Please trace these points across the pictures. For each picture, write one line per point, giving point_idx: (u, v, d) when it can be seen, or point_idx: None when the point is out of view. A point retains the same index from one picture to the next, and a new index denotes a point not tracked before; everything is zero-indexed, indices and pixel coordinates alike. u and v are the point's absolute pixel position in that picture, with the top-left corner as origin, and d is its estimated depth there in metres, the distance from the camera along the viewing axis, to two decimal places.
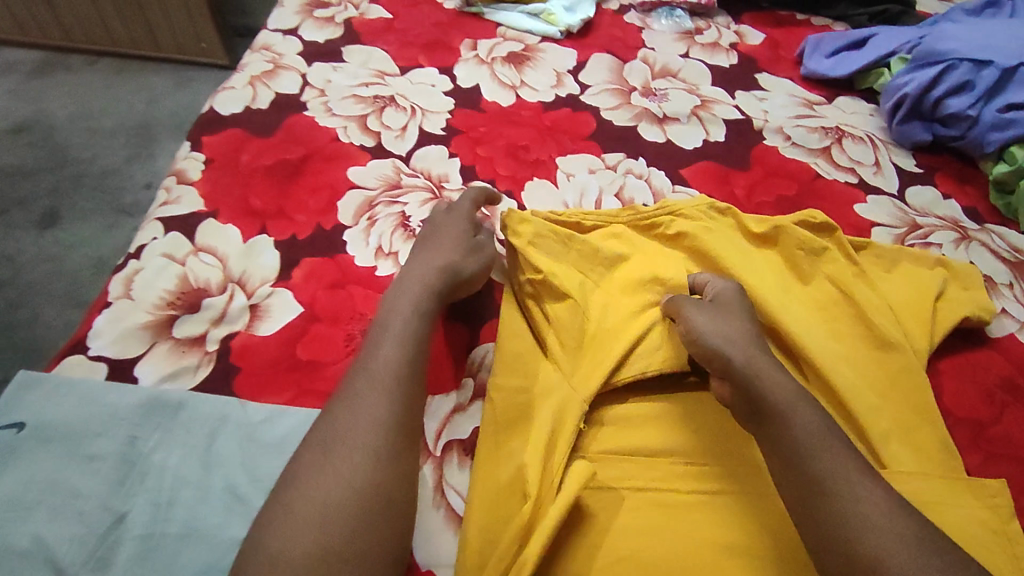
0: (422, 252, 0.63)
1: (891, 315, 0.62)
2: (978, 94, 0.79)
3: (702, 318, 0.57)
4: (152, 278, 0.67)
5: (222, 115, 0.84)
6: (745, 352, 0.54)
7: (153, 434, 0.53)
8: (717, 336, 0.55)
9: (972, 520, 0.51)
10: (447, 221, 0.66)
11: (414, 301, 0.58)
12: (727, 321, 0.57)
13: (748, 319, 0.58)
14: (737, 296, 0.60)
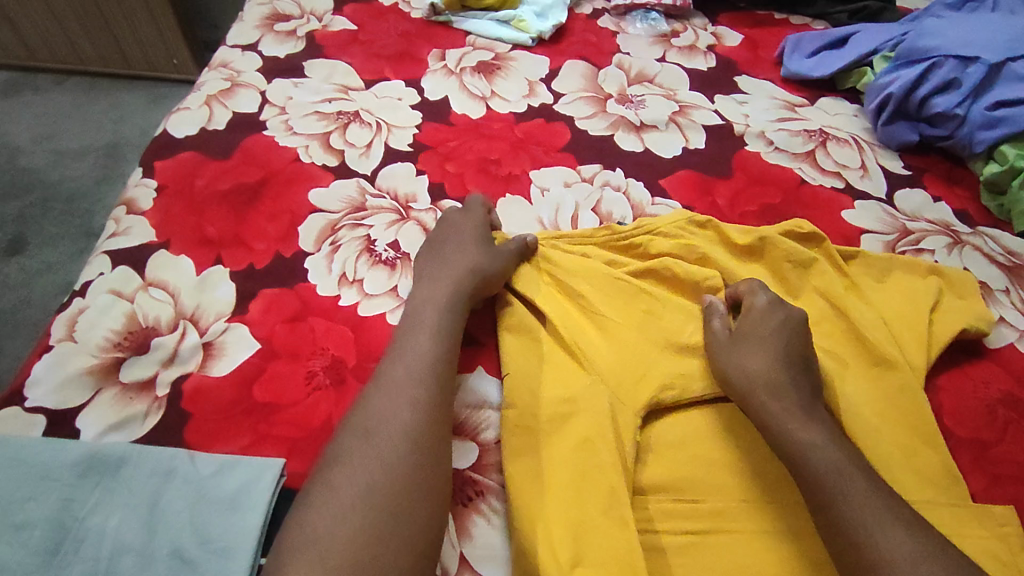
0: (438, 268, 0.61)
1: (889, 331, 0.59)
2: (966, 91, 0.75)
3: (728, 354, 0.56)
4: (96, 318, 0.62)
5: (175, 137, 0.79)
6: (768, 385, 0.53)
7: (91, 496, 0.47)
8: (740, 373, 0.54)
9: (980, 552, 0.47)
10: (470, 234, 0.65)
11: (436, 329, 0.56)
12: (750, 350, 0.55)
13: (777, 342, 0.56)
14: (766, 310, 0.58)
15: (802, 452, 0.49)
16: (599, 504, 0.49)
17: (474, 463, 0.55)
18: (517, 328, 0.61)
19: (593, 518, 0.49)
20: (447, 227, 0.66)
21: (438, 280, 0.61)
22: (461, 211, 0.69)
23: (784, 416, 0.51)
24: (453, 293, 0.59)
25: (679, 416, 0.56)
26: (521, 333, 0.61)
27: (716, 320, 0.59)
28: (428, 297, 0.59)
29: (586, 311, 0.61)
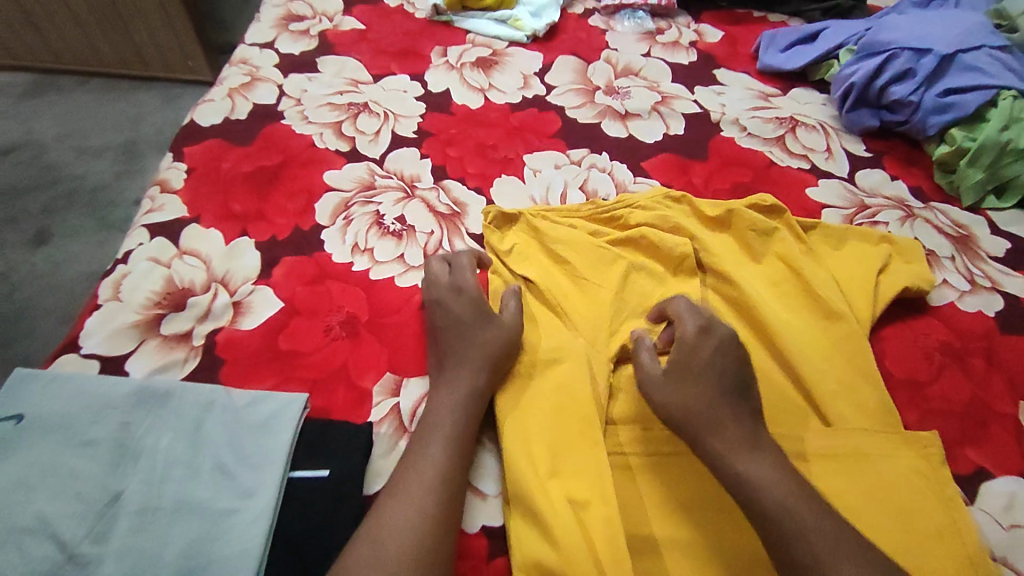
0: (459, 363, 0.59)
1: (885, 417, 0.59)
2: (920, 79, 0.82)
3: (667, 389, 0.55)
4: (139, 280, 0.70)
5: (202, 126, 0.88)
6: (708, 425, 0.52)
7: (144, 420, 0.56)
8: (674, 405, 0.54)
9: (907, 471, 0.55)
10: (468, 324, 0.61)
11: (448, 434, 0.55)
12: (676, 388, 0.55)
13: (710, 375, 0.54)
14: (695, 338, 0.57)
15: (749, 491, 0.49)
16: (579, 432, 0.57)
17: None
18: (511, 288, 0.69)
19: (571, 443, 0.56)
20: (444, 310, 0.63)
21: (454, 380, 0.59)
22: (450, 287, 0.64)
23: (727, 454, 0.51)
24: (473, 395, 0.58)
25: None
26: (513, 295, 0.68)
27: (643, 352, 0.60)
28: (444, 401, 0.57)
29: (573, 275, 0.69)
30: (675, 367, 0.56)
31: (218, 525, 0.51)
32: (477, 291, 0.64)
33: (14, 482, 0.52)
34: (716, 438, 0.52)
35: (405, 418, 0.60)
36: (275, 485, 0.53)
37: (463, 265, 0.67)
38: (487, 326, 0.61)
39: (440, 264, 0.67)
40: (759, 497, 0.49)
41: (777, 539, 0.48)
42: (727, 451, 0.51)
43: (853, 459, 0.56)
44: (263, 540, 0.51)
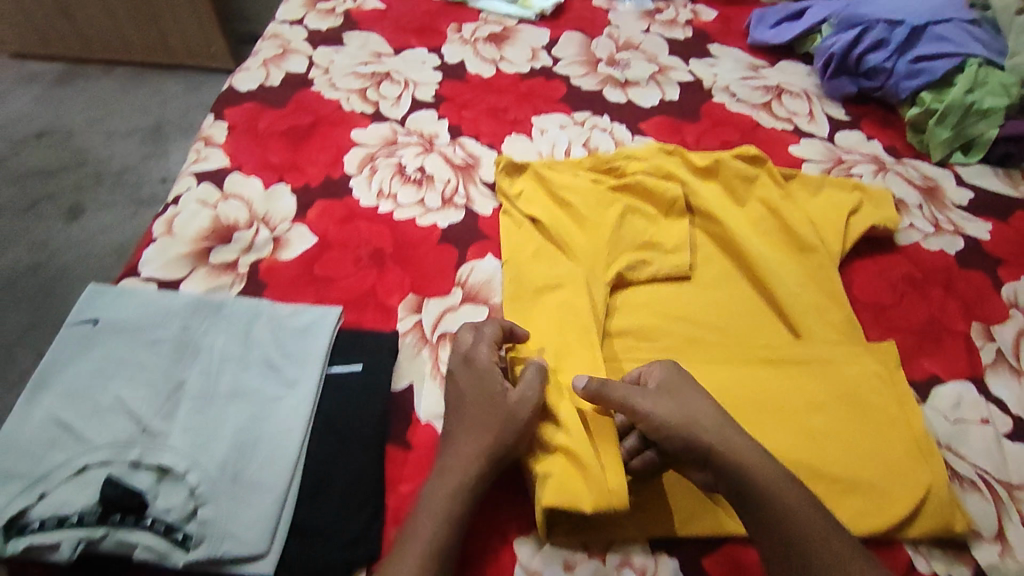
0: (459, 439, 0.57)
1: (882, 460, 0.58)
2: (893, 48, 0.90)
3: (664, 409, 0.56)
4: (189, 218, 0.79)
5: (240, 91, 0.97)
6: (720, 430, 0.55)
7: (201, 324, 0.65)
8: (679, 419, 0.56)
9: (867, 374, 0.63)
10: (480, 400, 0.58)
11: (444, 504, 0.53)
12: (675, 403, 0.56)
13: (702, 396, 0.58)
14: (676, 372, 0.59)
15: (779, 496, 0.52)
16: (577, 339, 0.65)
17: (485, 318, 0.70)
18: (520, 226, 0.77)
19: (573, 347, 0.65)
20: (456, 385, 0.61)
21: (455, 454, 0.56)
22: (463, 359, 0.62)
23: (747, 456, 0.54)
24: (464, 476, 0.55)
25: (643, 290, 0.72)
26: (521, 231, 0.76)
27: (612, 389, 0.57)
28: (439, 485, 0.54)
29: (574, 216, 0.77)
30: (663, 388, 0.58)
31: (267, 408, 0.60)
32: (491, 371, 0.60)
33: (95, 370, 0.62)
34: (731, 438, 0.55)
35: (426, 330, 0.69)
36: (315, 377, 0.62)
37: (485, 335, 0.62)
38: (494, 413, 0.57)
39: (467, 332, 0.64)
40: (785, 502, 0.52)
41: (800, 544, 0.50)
42: (754, 460, 0.54)
43: (819, 364, 0.64)
44: (306, 421, 0.60)
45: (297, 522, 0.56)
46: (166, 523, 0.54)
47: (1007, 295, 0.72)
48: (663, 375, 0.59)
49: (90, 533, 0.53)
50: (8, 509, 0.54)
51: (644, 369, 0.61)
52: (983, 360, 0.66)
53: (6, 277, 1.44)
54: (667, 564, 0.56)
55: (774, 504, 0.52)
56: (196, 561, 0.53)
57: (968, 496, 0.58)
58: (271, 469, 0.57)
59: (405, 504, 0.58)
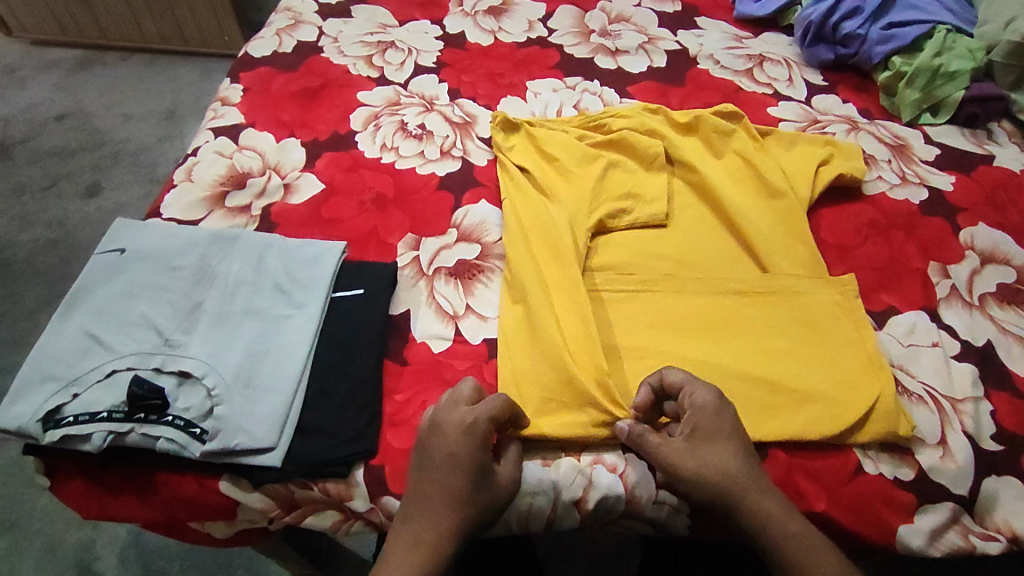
0: (435, 460, 0.56)
1: (842, 387, 0.62)
2: (867, 16, 0.96)
3: (689, 462, 0.57)
4: (206, 167, 0.85)
5: (254, 57, 1.03)
6: (754, 485, 0.56)
7: (219, 254, 0.70)
8: (708, 474, 0.56)
9: (828, 303, 0.68)
10: (475, 470, 0.56)
11: (418, 540, 0.55)
12: (702, 456, 0.57)
13: (733, 441, 0.57)
14: (714, 410, 0.58)
15: (806, 555, 0.54)
16: (563, 271, 0.70)
17: (478, 254, 0.76)
18: (513, 174, 0.82)
19: (558, 282, 0.69)
20: (442, 440, 0.56)
21: (441, 512, 0.55)
22: (460, 424, 0.57)
23: (773, 514, 0.55)
24: (444, 538, 0.55)
25: (626, 231, 0.77)
26: (515, 176, 0.81)
27: (648, 441, 0.59)
28: (412, 536, 0.55)
29: (563, 168, 0.82)
30: (695, 434, 0.58)
31: (277, 324, 0.65)
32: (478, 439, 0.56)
33: (121, 291, 0.66)
34: (760, 498, 0.56)
35: (423, 263, 0.74)
36: (321, 299, 0.67)
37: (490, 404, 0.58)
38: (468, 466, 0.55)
39: (472, 391, 0.61)
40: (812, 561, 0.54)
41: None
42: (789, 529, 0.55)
43: (785, 295, 0.68)
44: (312, 336, 0.64)
45: (302, 422, 0.61)
46: (186, 419, 0.59)
47: (964, 238, 0.77)
48: (698, 413, 0.58)
49: (117, 427, 0.58)
50: (44, 406, 0.58)
51: (687, 389, 0.59)
52: (938, 294, 0.71)
53: (28, 249, 1.52)
54: (636, 463, 0.62)
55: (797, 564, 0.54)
56: (214, 453, 0.58)
57: (916, 409, 0.63)
58: (281, 376, 0.62)
59: (400, 409, 0.64)
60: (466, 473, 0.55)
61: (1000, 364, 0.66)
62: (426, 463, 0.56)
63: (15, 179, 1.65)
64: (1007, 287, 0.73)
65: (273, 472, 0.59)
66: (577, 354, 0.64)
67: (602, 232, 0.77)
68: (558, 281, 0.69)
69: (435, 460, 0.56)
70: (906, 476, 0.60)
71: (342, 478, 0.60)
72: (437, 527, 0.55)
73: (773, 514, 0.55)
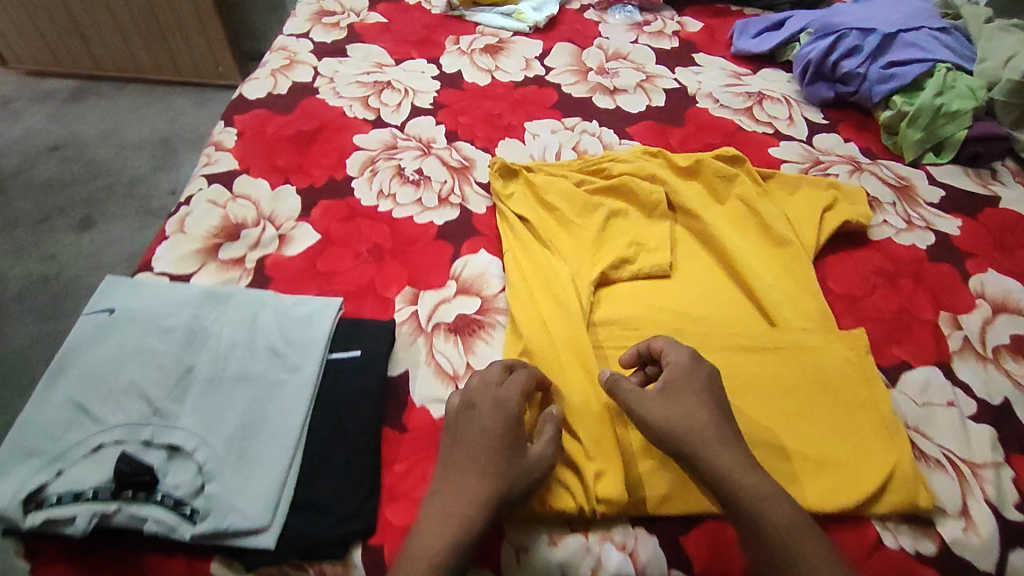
0: (469, 436, 0.56)
1: (853, 447, 0.61)
2: (866, 55, 0.95)
3: (658, 409, 0.58)
4: (200, 217, 0.83)
5: (248, 99, 1.02)
6: (718, 438, 0.56)
7: (211, 313, 0.68)
8: (675, 423, 0.57)
9: (840, 359, 0.66)
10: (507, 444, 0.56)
11: (445, 512, 0.52)
12: (674, 406, 0.58)
13: (705, 396, 0.59)
14: (688, 367, 0.61)
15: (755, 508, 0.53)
16: (566, 330, 0.68)
17: (478, 309, 0.74)
18: (512, 223, 0.80)
19: (562, 342, 0.68)
20: (474, 416, 0.57)
21: (466, 486, 0.54)
22: (493, 400, 0.58)
23: (733, 469, 0.55)
24: (474, 508, 0.53)
25: (627, 283, 0.75)
26: (513, 226, 0.80)
27: (622, 385, 0.60)
28: (441, 510, 0.53)
29: (565, 219, 0.81)
30: (668, 386, 0.60)
31: (271, 391, 0.62)
32: (512, 416, 0.58)
33: (109, 356, 0.63)
34: (719, 454, 0.56)
35: (421, 319, 0.72)
36: (317, 362, 0.65)
37: (518, 384, 0.60)
38: (504, 438, 0.56)
39: (501, 370, 0.61)
40: (766, 514, 0.53)
41: (780, 555, 0.51)
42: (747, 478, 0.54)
43: (795, 352, 0.66)
44: (307, 402, 0.62)
45: (297, 499, 0.58)
46: (176, 498, 0.56)
47: (974, 286, 0.76)
48: (674, 368, 0.61)
49: (103, 507, 0.54)
50: (26, 485, 0.55)
51: (667, 350, 0.63)
52: (951, 348, 0.69)
53: (19, 286, 1.49)
54: (646, 541, 0.58)
55: (752, 513, 0.53)
56: (204, 535, 0.55)
57: (935, 475, 0.61)
58: (275, 448, 0.59)
59: (400, 482, 0.61)
60: (501, 445, 0.56)
61: (1016, 424, 0.65)
62: (458, 443, 0.57)
63: (7, 213, 1.62)
64: (1020, 339, 0.71)
65: (267, 554, 0.56)
66: (582, 419, 0.62)
67: (605, 283, 0.75)
68: (563, 341, 0.67)
69: (468, 437, 0.57)
70: (929, 550, 0.57)
71: (340, 559, 0.57)
72: (467, 496, 0.53)
73: (732, 469, 0.55)
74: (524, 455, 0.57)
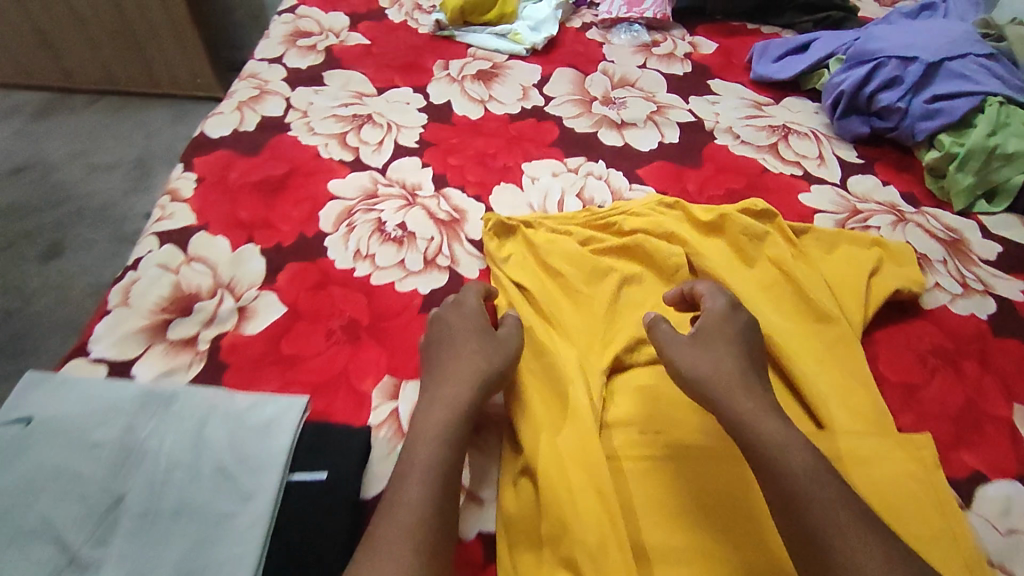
0: (447, 339, 0.63)
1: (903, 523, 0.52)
2: (907, 87, 0.85)
3: (689, 355, 0.58)
4: (148, 286, 0.72)
5: (211, 137, 0.90)
6: (739, 387, 0.56)
7: (149, 422, 0.57)
8: (702, 368, 0.57)
9: (904, 475, 0.55)
10: (488, 365, 0.60)
11: (442, 396, 0.58)
12: (706, 356, 0.58)
13: (733, 347, 0.59)
14: (724, 315, 0.61)
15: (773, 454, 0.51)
16: (575, 443, 0.58)
17: None
18: (511, 296, 0.70)
19: (572, 458, 0.57)
20: (443, 323, 0.65)
21: (454, 376, 0.60)
22: (453, 304, 0.67)
23: (752, 416, 0.54)
24: (463, 386, 0.59)
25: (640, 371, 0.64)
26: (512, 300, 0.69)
27: (660, 329, 0.61)
28: (438, 395, 0.59)
29: (571, 289, 0.70)
30: (701, 333, 0.60)
31: (215, 529, 0.52)
32: (478, 310, 0.66)
33: (18, 483, 0.52)
34: (739, 401, 0.55)
35: (403, 420, 0.63)
36: (274, 487, 0.54)
37: (473, 288, 0.69)
38: (470, 324, 0.64)
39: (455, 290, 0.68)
40: (783, 463, 0.51)
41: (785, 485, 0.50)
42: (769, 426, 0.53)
43: (853, 465, 0.55)
44: (259, 543, 0.51)
45: None
46: None
47: None
48: (711, 315, 0.61)
49: None
50: None
51: (708, 294, 0.64)
52: None
53: None
54: None
55: (772, 463, 0.51)
56: None
57: None
58: None
59: None
60: (468, 335, 0.63)
61: None
62: (441, 347, 0.63)
63: None
64: None
65: None
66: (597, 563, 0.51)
67: (617, 371, 0.64)
68: (572, 455, 0.57)
69: (447, 335, 0.64)
70: None
71: None
72: (454, 383, 0.59)
73: (752, 415, 0.54)
74: (494, 337, 0.63)
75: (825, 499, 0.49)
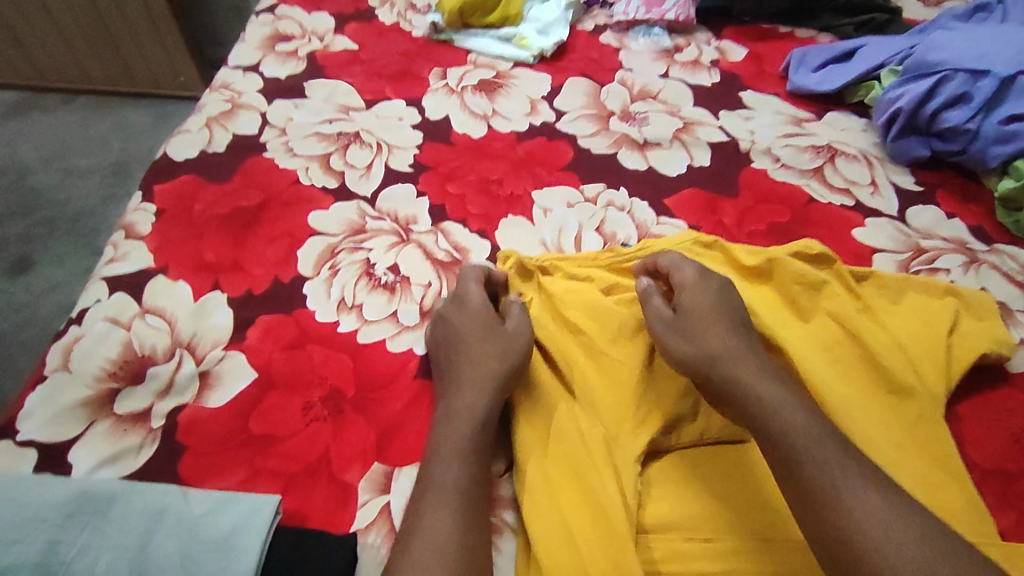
0: (457, 342, 0.58)
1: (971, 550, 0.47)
2: (977, 105, 0.74)
3: (682, 341, 0.54)
4: (92, 345, 0.61)
5: (175, 160, 0.78)
6: (728, 359, 0.52)
7: (78, 536, 0.46)
8: (696, 352, 0.53)
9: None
10: (505, 376, 0.55)
11: (450, 405, 0.54)
12: (698, 337, 0.54)
13: (723, 319, 0.55)
14: (700, 288, 0.58)
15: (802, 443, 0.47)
16: (606, 550, 0.48)
17: None
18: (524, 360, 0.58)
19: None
20: (448, 323, 0.59)
21: (462, 384, 0.55)
22: (454, 299, 0.61)
23: (759, 393, 0.50)
24: (476, 390, 0.54)
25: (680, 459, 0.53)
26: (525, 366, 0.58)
27: (653, 300, 0.58)
28: (449, 407, 0.53)
29: (594, 352, 0.58)
30: (686, 312, 0.57)
31: None
32: (483, 307, 0.60)
33: None
34: (741, 376, 0.51)
35: (395, 518, 0.52)
36: None
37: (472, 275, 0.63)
38: (479, 321, 0.59)
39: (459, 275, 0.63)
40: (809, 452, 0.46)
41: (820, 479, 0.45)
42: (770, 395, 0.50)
43: None
44: None
45: None
46: None
47: None
48: (692, 291, 0.58)
49: None
50: None
51: (676, 266, 0.61)
52: None
53: None
54: None
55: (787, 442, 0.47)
56: None
57: None
58: None
59: None
60: (475, 330, 0.58)
61: None
62: (449, 352, 0.58)
63: None
64: None
65: None
66: None
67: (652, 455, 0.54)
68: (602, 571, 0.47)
69: (451, 335, 0.59)
70: None
71: None
72: (465, 395, 0.54)
73: (759, 392, 0.50)
74: (503, 330, 0.58)
75: (854, 480, 0.45)
